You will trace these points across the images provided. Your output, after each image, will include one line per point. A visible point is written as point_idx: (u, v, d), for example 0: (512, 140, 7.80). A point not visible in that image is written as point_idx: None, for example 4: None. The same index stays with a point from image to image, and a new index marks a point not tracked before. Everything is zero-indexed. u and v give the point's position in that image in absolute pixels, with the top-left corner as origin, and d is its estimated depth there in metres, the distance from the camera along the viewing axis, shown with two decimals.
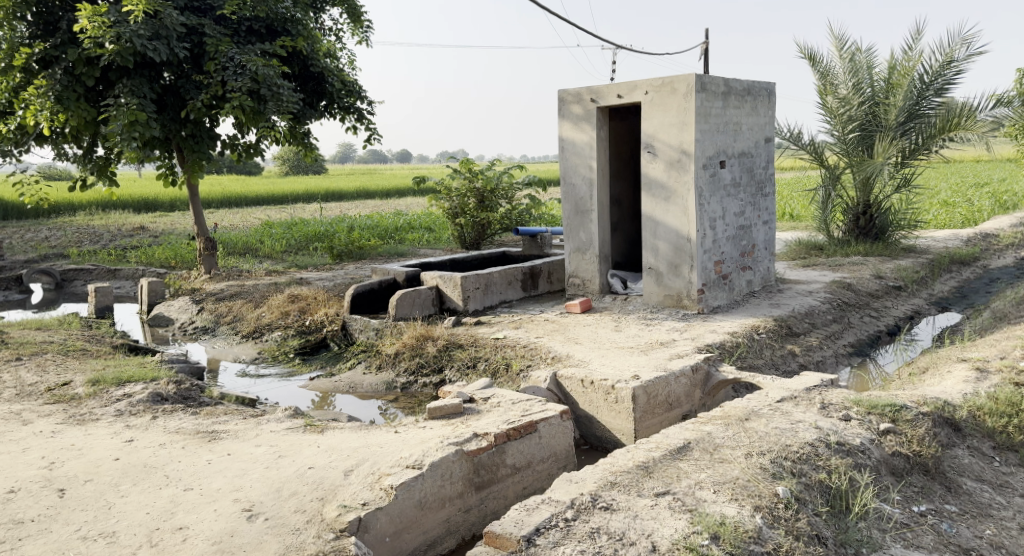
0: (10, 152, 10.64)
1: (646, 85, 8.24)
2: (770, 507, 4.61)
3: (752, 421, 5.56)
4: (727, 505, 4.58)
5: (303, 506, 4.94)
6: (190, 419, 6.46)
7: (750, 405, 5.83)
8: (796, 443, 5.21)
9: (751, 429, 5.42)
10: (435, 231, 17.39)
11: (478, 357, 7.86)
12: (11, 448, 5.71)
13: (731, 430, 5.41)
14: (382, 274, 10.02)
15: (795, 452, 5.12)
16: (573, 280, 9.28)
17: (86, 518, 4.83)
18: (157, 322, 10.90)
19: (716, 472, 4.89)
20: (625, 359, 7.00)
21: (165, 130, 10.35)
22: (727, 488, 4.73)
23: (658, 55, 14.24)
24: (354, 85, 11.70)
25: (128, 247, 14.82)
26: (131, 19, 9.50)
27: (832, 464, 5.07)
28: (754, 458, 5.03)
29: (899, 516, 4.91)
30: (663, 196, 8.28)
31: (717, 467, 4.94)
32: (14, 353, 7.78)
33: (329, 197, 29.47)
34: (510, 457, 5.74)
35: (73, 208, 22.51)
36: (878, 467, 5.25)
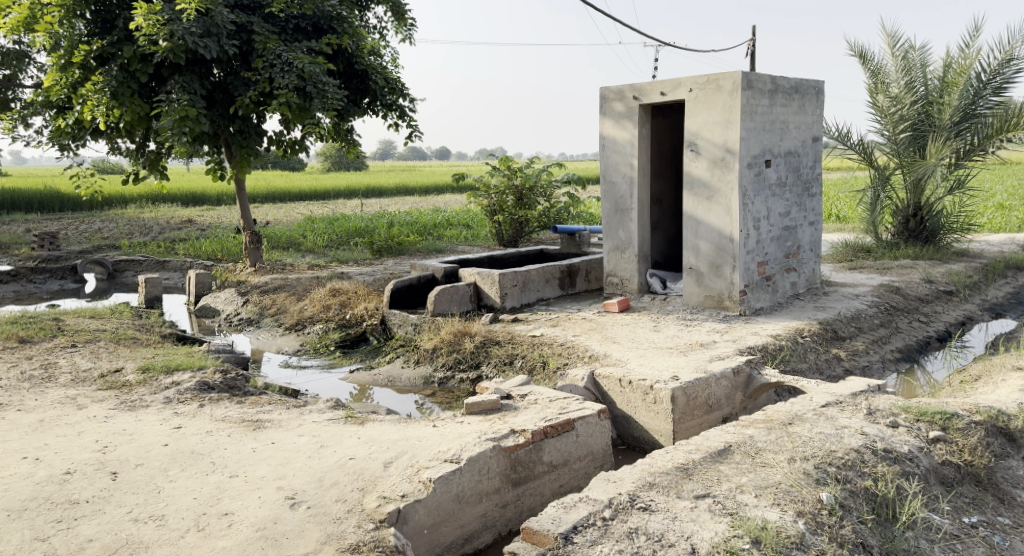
0: (67, 146, 10.96)
1: (691, 82, 8.24)
2: (813, 513, 4.62)
3: (795, 425, 5.55)
4: (769, 509, 4.58)
5: (344, 496, 5.05)
6: (235, 408, 6.62)
7: (793, 409, 5.82)
8: (840, 449, 5.20)
9: (793, 433, 5.42)
10: (473, 227, 17.51)
11: (515, 354, 7.91)
12: (67, 432, 5.89)
13: (774, 434, 5.41)
14: (421, 270, 10.14)
15: (840, 458, 5.11)
16: (611, 279, 9.30)
17: (137, 501, 4.97)
18: (204, 313, 11.16)
19: (758, 476, 4.90)
20: (664, 359, 7.01)
21: (214, 126, 10.58)
22: (769, 492, 4.73)
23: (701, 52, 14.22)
24: (397, 82, 11.79)
25: (176, 240, 15.16)
26: (184, 17, 9.73)
27: (879, 471, 5.06)
28: (797, 463, 5.03)
29: (949, 527, 4.87)
30: (706, 195, 8.27)
31: (759, 471, 4.95)
32: (69, 340, 8.03)
33: (369, 193, 29.76)
34: (547, 454, 5.79)
35: (125, 201, 23.05)
36: (927, 476, 5.22)
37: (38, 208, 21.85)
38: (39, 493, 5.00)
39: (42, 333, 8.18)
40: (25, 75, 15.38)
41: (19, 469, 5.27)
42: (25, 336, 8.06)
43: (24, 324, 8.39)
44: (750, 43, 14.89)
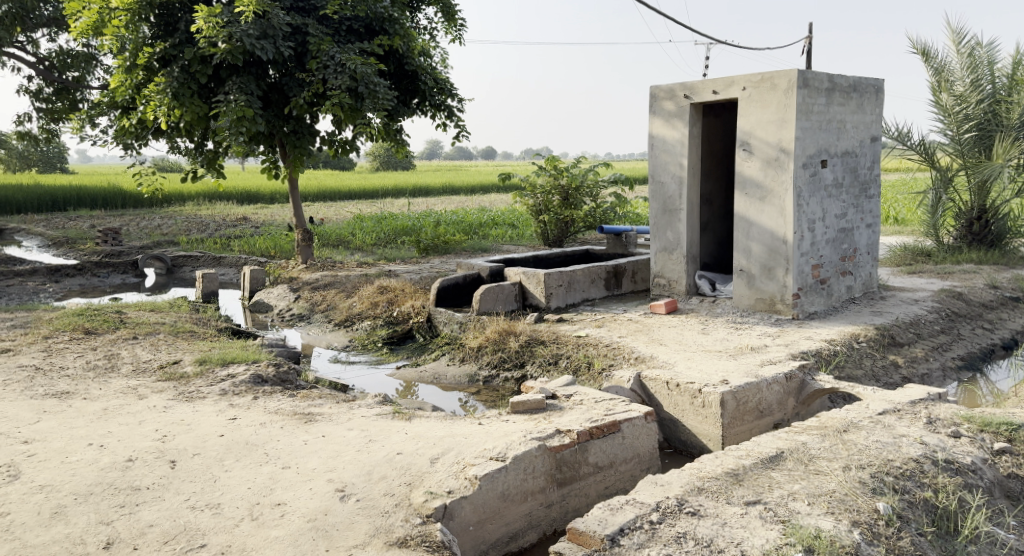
0: (131, 145, 11.33)
1: (744, 80, 8.20)
2: (869, 524, 4.57)
3: (850, 433, 5.51)
4: (822, 518, 4.56)
5: (392, 489, 5.15)
6: (288, 401, 6.77)
7: (849, 417, 5.78)
8: (898, 459, 5.15)
9: (848, 440, 5.39)
10: (518, 227, 17.60)
11: (560, 354, 7.95)
12: (129, 421, 6.09)
13: (827, 441, 5.39)
14: (467, 268, 10.22)
15: (898, 468, 5.07)
16: (658, 281, 9.29)
17: (195, 490, 5.12)
18: (258, 308, 11.41)
19: (810, 484, 4.88)
20: (713, 362, 6.99)
21: (269, 126, 10.83)
22: (823, 501, 4.71)
23: (756, 51, 14.14)
24: (446, 83, 11.89)
25: (231, 237, 15.50)
26: (243, 20, 9.96)
27: (939, 483, 5.01)
28: (852, 472, 5.00)
29: (1015, 542, 4.75)
30: (758, 195, 8.22)
31: (812, 479, 4.93)
32: (130, 332, 8.28)
33: (416, 192, 30.06)
34: (593, 455, 5.83)
35: (183, 199, 23.62)
36: (991, 489, 5.16)
37: (102, 205, 22.57)
38: (103, 478, 5.17)
39: (105, 324, 8.46)
40: (92, 76, 15.87)
41: (84, 455, 5.45)
42: (90, 327, 8.35)
43: (89, 316, 8.69)
44: (807, 40, 14.73)
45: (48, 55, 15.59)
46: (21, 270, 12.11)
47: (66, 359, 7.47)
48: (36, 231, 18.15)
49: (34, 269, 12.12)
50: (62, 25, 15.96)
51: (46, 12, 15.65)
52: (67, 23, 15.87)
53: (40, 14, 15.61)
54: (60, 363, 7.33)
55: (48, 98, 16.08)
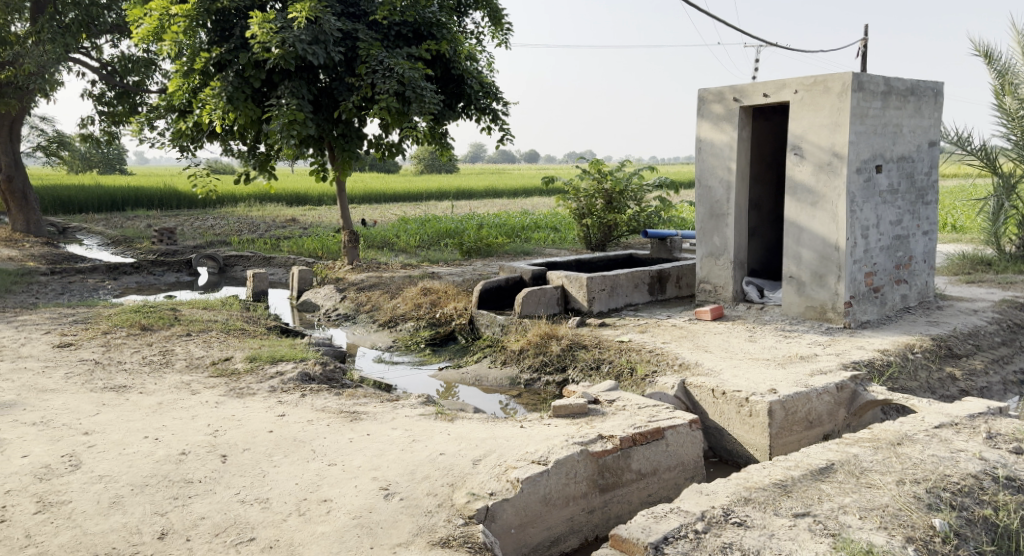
0: (187, 147, 11.62)
1: (796, 83, 8.13)
2: (925, 540, 4.51)
3: (904, 446, 5.44)
4: (875, 533, 4.50)
5: (435, 489, 5.20)
6: (334, 399, 6.87)
7: (903, 429, 5.70)
8: (956, 474, 5.07)
9: (902, 454, 5.32)
10: (561, 231, 17.60)
11: (603, 358, 7.93)
12: (182, 415, 6.23)
13: (881, 454, 5.32)
14: (509, 271, 10.26)
15: (956, 484, 5.00)
16: (704, 286, 9.23)
17: (245, 484, 5.23)
18: (305, 308, 11.59)
19: (863, 497, 4.82)
20: (760, 370, 6.92)
21: (319, 130, 11.03)
22: (875, 515, 4.65)
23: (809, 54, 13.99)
24: (491, 87, 11.93)
25: (280, 237, 15.75)
26: (296, 25, 10.14)
27: (999, 500, 4.93)
28: (906, 486, 4.93)
29: None
30: (810, 201, 8.14)
31: (864, 493, 4.87)
32: (184, 329, 8.48)
33: (459, 196, 30.21)
34: (635, 462, 5.83)
35: (234, 200, 24.10)
36: None
37: (158, 205, 23.21)
38: (158, 470, 5.30)
39: (161, 321, 8.67)
40: (151, 81, 16.23)
41: (140, 447, 5.59)
42: (146, 324, 8.56)
43: (145, 313, 8.92)
44: (863, 42, 14.52)
45: (111, 60, 16.01)
46: (82, 268, 12.46)
47: (124, 353, 7.67)
48: (96, 230, 18.66)
49: (94, 267, 12.46)
50: (125, 31, 16.39)
51: (110, 18, 16.11)
52: (130, 29, 16.30)
53: (105, 21, 16.05)
54: (118, 357, 7.53)
55: (110, 101, 16.54)
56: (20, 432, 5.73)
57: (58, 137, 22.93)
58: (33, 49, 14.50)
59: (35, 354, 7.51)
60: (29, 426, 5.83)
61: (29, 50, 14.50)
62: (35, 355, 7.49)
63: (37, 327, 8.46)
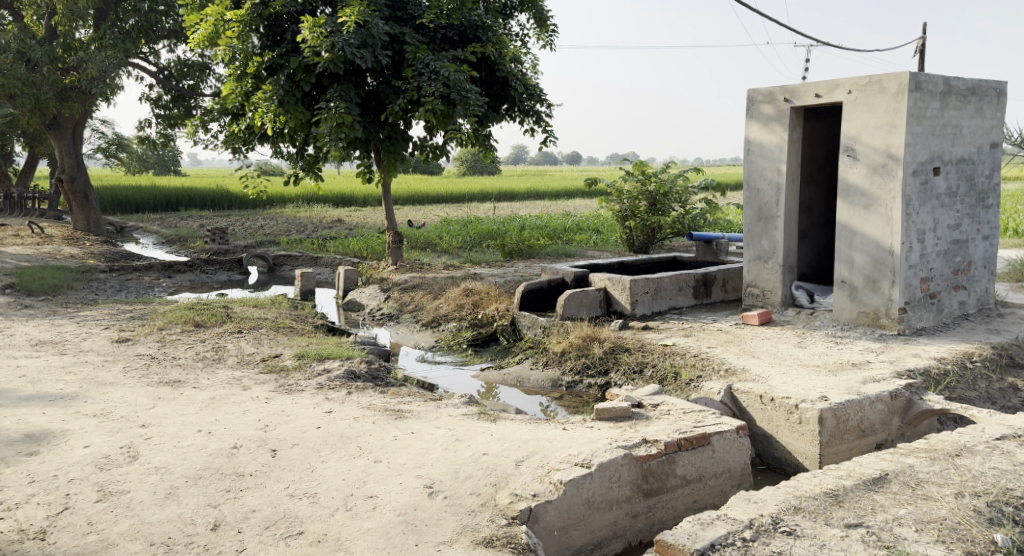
0: (239, 149, 11.88)
1: (850, 83, 8.04)
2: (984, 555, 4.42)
3: (963, 458, 5.35)
4: (931, 546, 4.42)
5: (478, 489, 5.24)
6: (379, 397, 6.94)
7: (962, 440, 5.60)
8: (1018, 488, 4.97)
9: (961, 466, 5.23)
10: (603, 232, 17.56)
11: (646, 362, 7.89)
12: (234, 410, 6.36)
13: (938, 465, 5.24)
14: (551, 273, 10.25)
15: (1018, 498, 4.89)
16: (751, 290, 9.16)
17: (294, 478, 5.32)
18: (351, 307, 11.74)
19: (919, 509, 4.75)
20: (808, 377, 6.84)
21: (366, 132, 11.19)
22: (932, 528, 4.57)
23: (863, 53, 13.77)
24: (535, 89, 11.94)
25: (327, 238, 15.97)
26: (345, 29, 10.27)
27: None
28: (965, 499, 4.85)
29: None
30: (863, 204, 8.04)
31: (921, 504, 4.80)
32: (235, 326, 8.65)
33: (502, 197, 30.28)
34: (681, 468, 5.80)
35: (282, 201, 24.50)
36: None
37: (211, 205, 23.73)
38: (211, 463, 5.41)
39: (213, 318, 8.85)
40: (205, 85, 16.55)
41: (194, 440, 5.72)
42: (200, 321, 8.74)
43: (199, 310, 9.11)
44: (921, 41, 14.24)
45: (168, 65, 16.35)
46: (139, 266, 12.77)
47: (178, 349, 7.85)
48: (151, 229, 19.09)
49: (150, 265, 12.77)
50: (182, 36, 16.75)
51: (167, 24, 16.50)
52: (187, 34, 16.65)
53: (162, 26, 16.42)
54: (173, 353, 7.70)
55: (166, 105, 16.92)
56: (82, 423, 5.89)
57: (117, 139, 23.52)
58: (95, 54, 14.89)
59: (95, 348, 7.72)
60: (90, 418, 5.99)
61: (91, 56, 14.91)
62: (95, 349, 7.69)
63: (97, 322, 8.70)
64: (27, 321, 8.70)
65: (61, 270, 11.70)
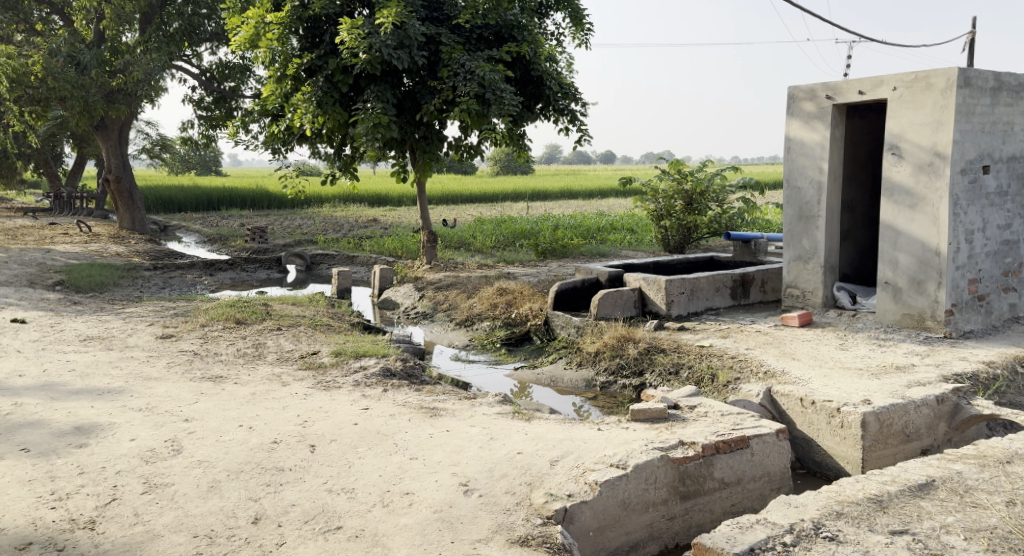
0: (279, 150, 12.04)
1: (895, 80, 7.93)
2: None
3: (1013, 465, 5.27)
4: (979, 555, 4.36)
5: (513, 488, 5.26)
6: (414, 395, 7.00)
7: (1012, 447, 5.52)
8: None
9: (1011, 473, 5.16)
10: (637, 232, 17.51)
11: (682, 363, 7.85)
12: (274, 405, 6.45)
13: (987, 472, 5.17)
14: (585, 273, 10.24)
15: None
16: (792, 291, 9.07)
17: (332, 473, 5.38)
18: (386, 305, 11.85)
19: (967, 517, 4.69)
20: (850, 379, 6.76)
21: (401, 133, 11.29)
22: (981, 537, 4.51)
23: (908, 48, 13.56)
24: (570, 88, 11.94)
25: (363, 237, 16.12)
26: (382, 30, 10.35)
27: None
28: (1015, 507, 4.78)
29: None
30: (908, 203, 7.94)
31: (969, 512, 4.74)
32: (275, 324, 8.76)
33: (535, 196, 30.28)
34: (718, 471, 5.78)
35: (320, 200, 24.75)
36: None
37: (250, 205, 24.05)
38: (252, 457, 5.50)
39: (254, 315, 8.98)
40: (246, 86, 16.77)
41: (235, 435, 5.81)
42: (241, 318, 8.87)
43: (240, 307, 9.25)
44: (969, 36, 13.97)
45: (210, 67, 16.58)
46: (182, 264, 13.00)
47: (220, 345, 7.97)
48: (193, 228, 19.42)
49: (192, 263, 12.99)
50: (223, 39, 16.98)
51: (210, 27, 16.75)
52: (228, 37, 16.89)
53: (205, 29, 16.66)
54: (214, 349, 7.83)
55: (208, 106, 17.18)
56: (128, 416, 6.02)
57: (161, 140, 23.94)
58: (141, 57, 15.19)
59: (140, 343, 7.88)
60: (136, 411, 6.12)
61: (137, 59, 15.22)
62: (140, 345, 7.85)
63: (142, 318, 8.87)
64: (76, 316, 8.90)
65: (107, 268, 11.95)
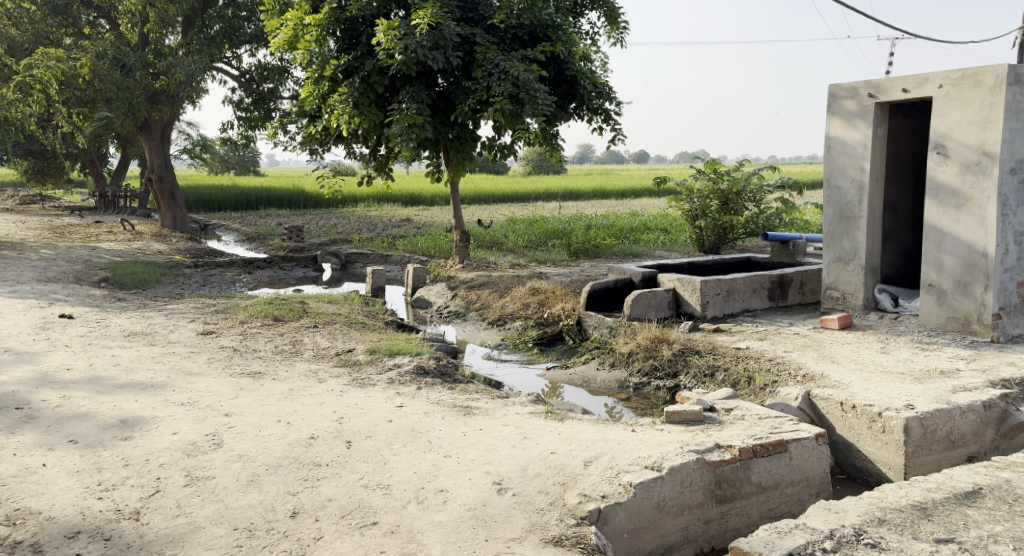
0: (316, 150, 12.17)
1: (941, 77, 7.80)
2: None
3: None
4: None
5: (547, 488, 5.25)
6: (448, 393, 7.02)
7: None
8: None
9: None
10: (671, 232, 17.40)
11: (718, 365, 7.79)
12: (311, 401, 6.51)
13: None
14: (619, 273, 10.21)
15: None
16: (831, 293, 8.97)
17: (367, 470, 5.42)
18: (419, 304, 11.92)
19: (1014, 526, 4.61)
20: (892, 384, 6.66)
21: (436, 133, 11.35)
22: None
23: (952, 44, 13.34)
24: (605, 87, 11.91)
25: (397, 236, 16.22)
26: (417, 31, 10.39)
27: None
28: None
29: None
30: (953, 203, 7.81)
31: (1016, 521, 4.66)
32: (311, 321, 8.85)
33: (567, 196, 30.25)
34: (756, 474, 5.73)
35: (354, 200, 24.94)
36: None
37: (288, 204, 24.32)
38: (290, 452, 5.55)
39: (291, 312, 9.08)
40: (284, 87, 16.93)
41: (274, 430, 5.88)
42: (278, 315, 8.97)
43: (277, 305, 9.36)
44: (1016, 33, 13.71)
45: (249, 69, 16.79)
46: (221, 262, 13.19)
47: (258, 342, 8.07)
48: (232, 227, 19.71)
49: (231, 261, 13.16)
50: (262, 41, 17.17)
51: (249, 29, 16.92)
52: (267, 39, 17.06)
53: (244, 32, 16.88)
54: (253, 345, 7.92)
55: (247, 107, 17.39)
56: (170, 411, 6.11)
57: (201, 141, 24.30)
58: (183, 59, 15.43)
59: (182, 339, 8.00)
60: (177, 406, 6.21)
61: (179, 61, 15.44)
62: (182, 341, 7.97)
63: (183, 315, 9.01)
64: (120, 312, 9.07)
65: (150, 266, 12.14)
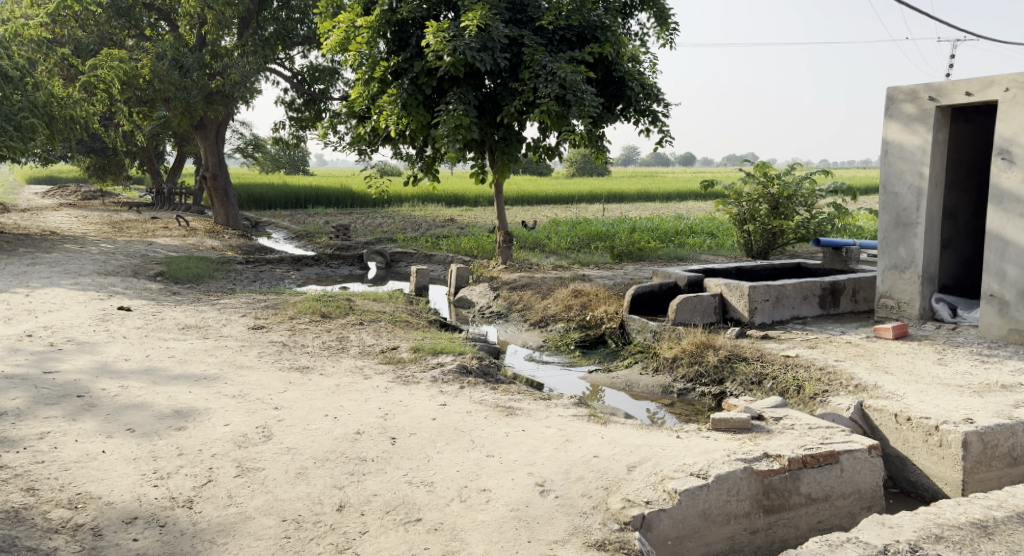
0: (365, 150, 12.29)
1: (1008, 81, 7.61)
2: None
3: None
4: None
5: (590, 491, 5.22)
6: (491, 393, 7.03)
7: None
8: None
9: None
10: (717, 236, 17.25)
11: (765, 373, 7.69)
12: (357, 397, 6.57)
13: None
14: (664, 276, 10.12)
15: None
16: (885, 301, 8.79)
17: (411, 466, 5.44)
18: (461, 304, 11.97)
19: None
20: (948, 396, 6.51)
21: (482, 134, 11.39)
22: None
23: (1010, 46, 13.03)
24: (654, 89, 11.82)
25: (440, 236, 16.28)
26: (466, 33, 10.44)
27: None
28: None
29: None
30: (1018, 211, 7.63)
31: None
32: (358, 318, 8.93)
33: (611, 199, 30.11)
34: (805, 485, 5.64)
35: (400, 200, 25.12)
36: None
37: (335, 204, 24.59)
38: (337, 446, 5.61)
39: (338, 309, 9.18)
40: (335, 88, 17.12)
41: (321, 424, 5.94)
42: (326, 311, 9.07)
43: (325, 302, 9.47)
44: None
45: (301, 70, 17.05)
46: (271, 259, 13.38)
47: (307, 337, 8.17)
48: (281, 225, 20.00)
49: (281, 258, 13.35)
50: (315, 42, 17.36)
51: (302, 31, 17.10)
52: (319, 41, 17.23)
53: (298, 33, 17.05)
54: (301, 341, 8.02)
55: (298, 108, 17.61)
56: (223, 402, 6.21)
57: (254, 140, 24.69)
58: (238, 60, 15.71)
59: (233, 333, 8.14)
60: (229, 398, 6.31)
61: (235, 62, 15.75)
62: (233, 334, 8.10)
63: (235, 309, 9.16)
64: (175, 305, 9.25)
65: (203, 261, 12.38)
